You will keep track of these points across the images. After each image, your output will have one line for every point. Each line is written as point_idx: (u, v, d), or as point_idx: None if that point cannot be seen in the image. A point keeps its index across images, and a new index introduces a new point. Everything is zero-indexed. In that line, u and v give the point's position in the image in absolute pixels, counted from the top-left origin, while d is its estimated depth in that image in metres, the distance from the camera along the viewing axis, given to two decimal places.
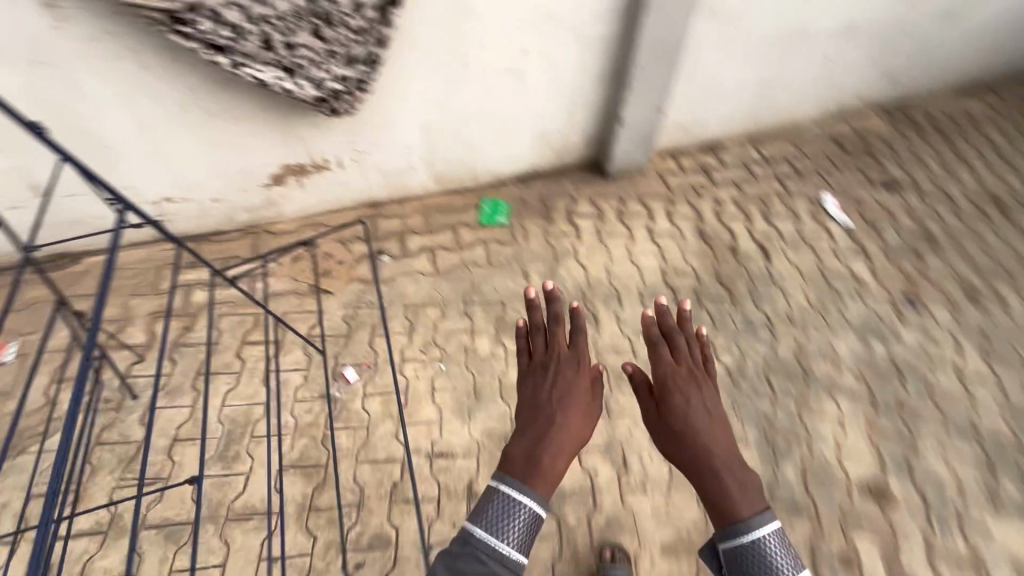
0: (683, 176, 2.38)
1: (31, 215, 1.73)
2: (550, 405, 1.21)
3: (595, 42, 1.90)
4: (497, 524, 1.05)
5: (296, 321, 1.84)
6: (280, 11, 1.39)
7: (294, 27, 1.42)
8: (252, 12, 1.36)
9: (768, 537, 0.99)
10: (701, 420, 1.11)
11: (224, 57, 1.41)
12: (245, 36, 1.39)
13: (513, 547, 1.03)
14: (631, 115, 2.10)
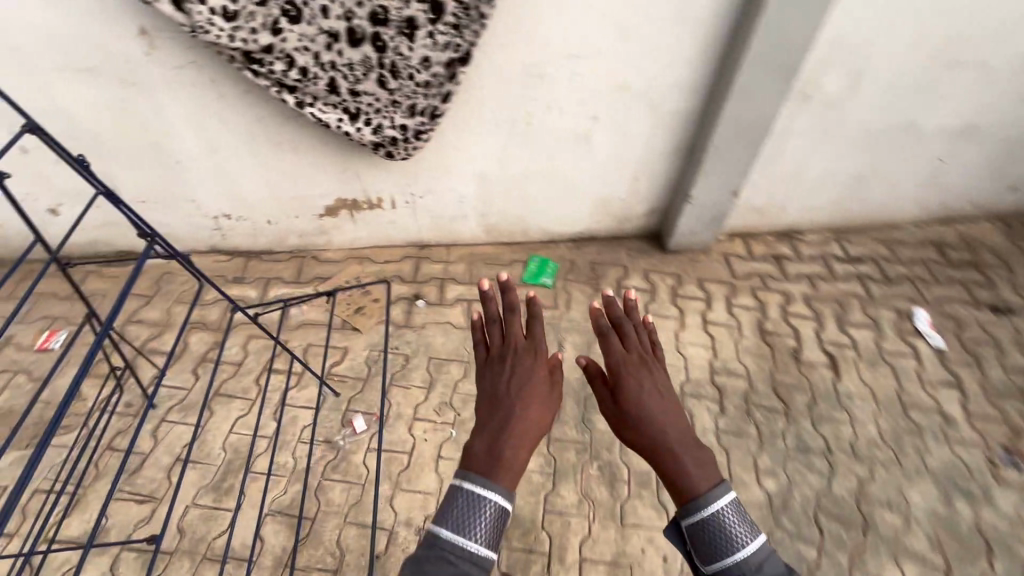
0: (750, 263, 2.21)
1: (102, 212, 1.84)
2: (508, 398, 1.06)
3: (673, 119, 1.77)
4: (462, 521, 0.92)
5: (319, 356, 1.82)
6: (349, 60, 1.39)
7: (361, 76, 1.43)
8: (323, 58, 1.38)
9: (725, 504, 0.91)
10: (653, 404, 1.00)
11: (291, 96, 1.44)
12: (312, 81, 1.41)
13: (481, 542, 0.91)
14: (700, 194, 1.96)
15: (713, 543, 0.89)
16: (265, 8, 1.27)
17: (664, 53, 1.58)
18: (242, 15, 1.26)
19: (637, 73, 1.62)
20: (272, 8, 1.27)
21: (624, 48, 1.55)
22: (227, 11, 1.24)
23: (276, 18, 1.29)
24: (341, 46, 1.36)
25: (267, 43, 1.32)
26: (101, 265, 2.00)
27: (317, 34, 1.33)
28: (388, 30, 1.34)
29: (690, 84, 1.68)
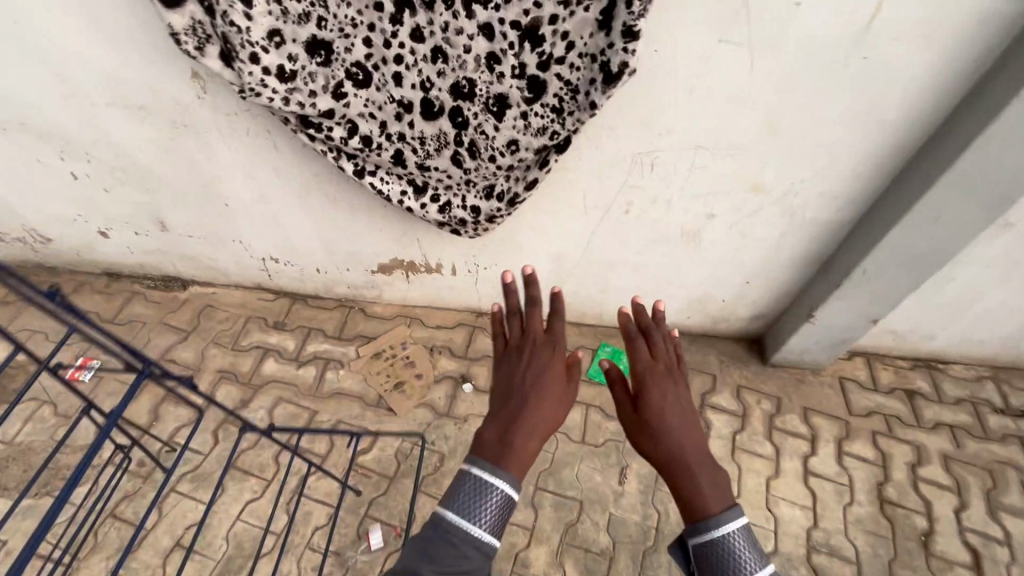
0: (874, 396, 1.79)
1: (150, 241, 1.73)
2: (523, 389, 0.87)
3: (809, 230, 1.40)
4: (468, 504, 0.73)
5: (346, 437, 1.61)
6: (421, 132, 1.13)
7: (433, 150, 1.16)
8: (391, 127, 1.13)
9: (735, 526, 0.72)
10: (676, 420, 0.82)
11: (350, 163, 1.21)
12: (375, 150, 1.16)
13: (489, 530, 0.73)
14: (827, 317, 1.56)
15: (707, 564, 0.71)
16: (329, 69, 1.03)
17: (822, 157, 1.21)
18: (300, 75, 1.03)
19: (778, 176, 1.26)
20: (338, 69, 1.03)
21: (769, 146, 1.19)
22: (283, 72, 1.01)
23: (340, 80, 1.05)
24: (413, 116, 1.10)
25: (327, 108, 1.08)
26: (149, 286, 1.92)
27: (387, 101, 1.08)
28: (472, 105, 1.06)
29: (845, 197, 1.30)
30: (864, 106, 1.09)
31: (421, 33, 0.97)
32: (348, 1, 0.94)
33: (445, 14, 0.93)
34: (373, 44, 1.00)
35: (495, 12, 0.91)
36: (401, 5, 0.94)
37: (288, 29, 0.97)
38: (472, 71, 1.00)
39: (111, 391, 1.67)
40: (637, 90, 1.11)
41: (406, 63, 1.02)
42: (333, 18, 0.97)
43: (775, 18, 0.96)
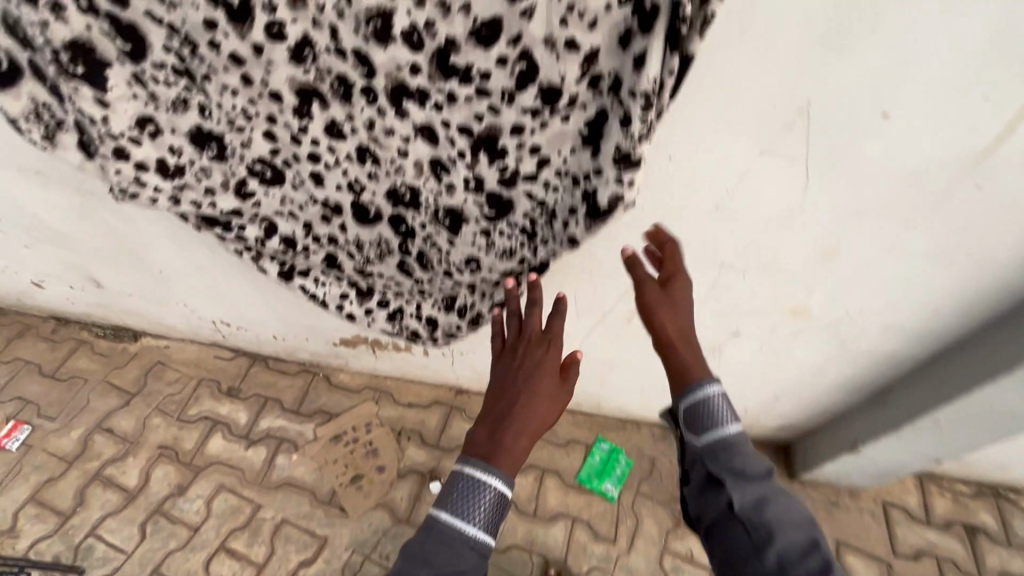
0: (924, 530, 1.48)
1: (88, 295, 1.53)
2: (514, 388, 0.71)
3: (864, 358, 1.10)
4: (462, 503, 0.64)
5: (289, 543, 1.40)
6: (356, 238, 0.86)
7: (373, 257, 0.89)
8: (318, 229, 0.86)
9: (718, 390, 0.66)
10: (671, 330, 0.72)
11: (273, 262, 0.95)
12: (302, 253, 0.90)
13: (485, 529, 0.64)
14: (879, 454, 1.24)
15: (688, 421, 0.67)
16: (226, 164, 0.76)
17: (892, 289, 0.90)
18: (189, 170, 0.76)
19: (829, 304, 0.95)
20: (236, 165, 0.76)
21: (818, 272, 0.89)
22: (166, 167, 0.75)
23: (243, 177, 0.78)
24: (345, 219, 0.83)
25: (231, 208, 0.82)
26: (97, 334, 1.73)
27: (308, 202, 0.81)
28: (418, 215, 0.78)
29: (917, 331, 1.00)
30: (960, 242, 0.79)
31: (340, 129, 0.68)
32: (233, 88, 0.66)
33: (367, 109, 0.65)
34: (278, 139, 0.72)
35: (435, 112, 0.63)
36: (306, 96, 0.65)
37: (163, 117, 0.70)
38: (413, 177, 0.72)
39: (39, 464, 1.50)
40: (645, 197, 0.81)
41: (326, 161, 0.73)
42: (219, 108, 0.69)
43: (846, 129, 0.66)
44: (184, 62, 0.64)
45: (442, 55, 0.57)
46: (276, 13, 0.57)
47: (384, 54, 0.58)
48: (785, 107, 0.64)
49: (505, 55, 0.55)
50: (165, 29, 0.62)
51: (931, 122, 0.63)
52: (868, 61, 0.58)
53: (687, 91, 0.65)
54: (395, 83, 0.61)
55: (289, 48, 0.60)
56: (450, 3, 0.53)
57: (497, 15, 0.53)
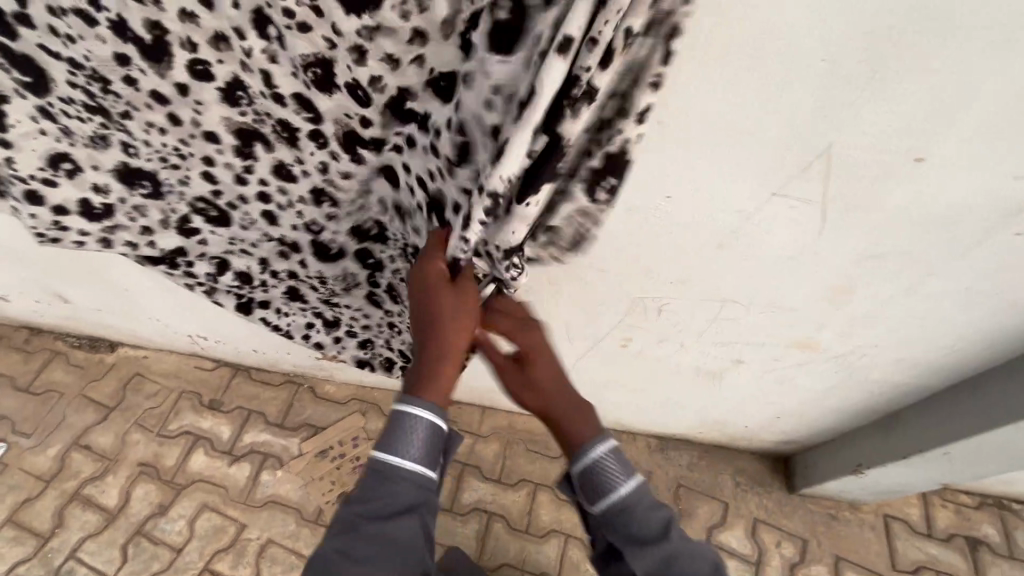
0: (925, 543, 1.45)
1: (56, 308, 1.45)
2: (427, 309, 0.60)
3: (872, 386, 1.04)
4: (388, 436, 0.58)
5: (275, 564, 1.36)
6: (319, 274, 0.78)
7: (340, 290, 0.81)
8: (276, 265, 0.77)
9: (605, 450, 0.61)
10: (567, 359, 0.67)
11: (228, 297, 0.82)
12: (259, 288, 0.81)
13: (422, 459, 0.58)
14: (883, 476, 1.20)
15: (584, 489, 0.62)
16: (164, 201, 0.67)
17: (903, 330, 0.83)
18: (120, 209, 0.68)
19: (839, 339, 0.88)
20: (177, 203, 0.67)
21: (828, 312, 0.82)
22: (91, 210, 0.67)
23: (186, 214, 0.69)
24: (306, 257, 0.76)
25: (174, 245, 0.73)
26: (72, 344, 1.65)
27: (262, 239, 0.73)
28: (386, 248, 0.76)
29: (928, 362, 0.93)
30: (986, 285, 0.71)
31: (289, 171, 0.62)
32: (161, 126, 0.58)
33: (318, 151, 0.59)
34: (220, 179, 0.64)
35: (396, 154, 0.58)
36: (246, 138, 0.58)
37: (82, 153, 0.62)
38: (378, 213, 0.70)
39: (15, 484, 1.46)
40: (641, 234, 0.72)
41: (279, 202, 0.67)
42: (146, 145, 0.61)
43: (870, 173, 0.57)
44: (96, 99, 0.56)
45: (398, 103, 0.52)
46: (198, 53, 0.51)
47: (330, 103, 0.53)
48: (803, 148, 0.55)
49: (462, 120, 0.49)
50: (67, 64, 0.54)
51: (962, 170, 0.55)
52: (900, 101, 0.49)
53: (691, 128, 0.55)
54: (347, 131, 0.56)
55: (220, 89, 0.54)
56: (399, 58, 0.47)
57: (454, 69, 0.47)
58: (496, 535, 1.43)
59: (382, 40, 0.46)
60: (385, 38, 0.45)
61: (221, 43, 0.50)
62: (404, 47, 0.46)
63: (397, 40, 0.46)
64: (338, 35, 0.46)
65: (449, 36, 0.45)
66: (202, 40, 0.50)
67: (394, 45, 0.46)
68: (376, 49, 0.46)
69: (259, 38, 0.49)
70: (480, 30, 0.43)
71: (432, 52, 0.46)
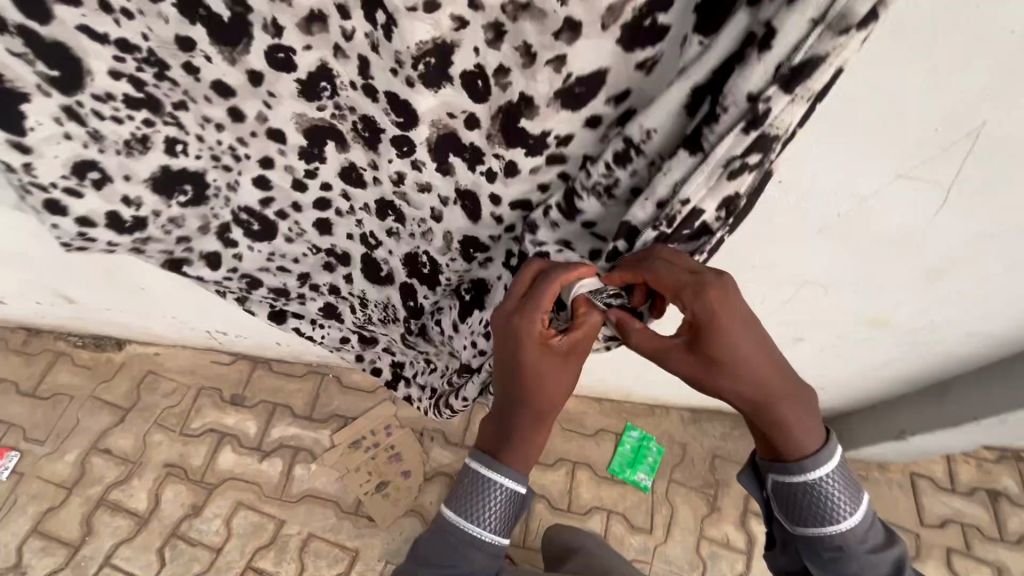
0: (950, 498, 1.50)
1: (61, 308, 1.36)
2: (520, 377, 0.54)
3: (930, 357, 1.03)
4: (469, 501, 0.57)
5: (321, 559, 1.35)
6: (362, 293, 0.72)
7: (377, 319, 0.75)
8: (319, 279, 0.70)
9: (830, 472, 0.52)
10: (763, 370, 0.50)
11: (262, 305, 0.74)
12: (295, 302, 0.73)
13: (497, 528, 0.58)
14: (926, 442, 1.22)
15: (790, 507, 0.55)
16: (205, 206, 0.60)
17: (988, 302, 0.82)
18: (154, 223, 0.58)
19: (915, 316, 0.87)
20: (220, 206, 0.60)
21: (921, 288, 0.79)
22: (120, 223, 0.56)
23: (227, 222, 0.62)
24: (352, 271, 0.69)
25: (212, 252, 0.65)
26: (75, 344, 1.55)
27: (307, 252, 0.66)
28: (431, 292, 0.68)
29: (999, 334, 0.92)
30: None
31: (360, 175, 0.56)
32: (218, 122, 0.51)
33: (399, 159, 0.52)
34: (273, 185, 0.58)
35: (486, 179, 0.51)
36: (319, 136, 0.53)
37: (113, 161, 0.52)
38: (438, 250, 0.62)
39: (35, 493, 1.40)
40: (761, 207, 0.65)
41: (338, 207, 0.61)
42: (198, 142, 0.53)
43: (1012, 153, 0.53)
44: (144, 89, 0.48)
45: (511, 117, 0.45)
46: (282, 37, 0.44)
47: (434, 99, 0.46)
48: (949, 129, 0.52)
49: (599, 115, 0.44)
50: (113, 48, 0.45)
51: None
52: None
53: (846, 108, 0.51)
54: (445, 133, 0.49)
55: (299, 81, 0.47)
56: (537, 54, 0.40)
57: (605, 66, 0.40)
58: (537, 515, 1.44)
59: (528, 25, 0.38)
60: (531, 23, 0.38)
61: (314, 24, 0.43)
62: (549, 41, 0.39)
63: (542, 30, 0.38)
64: (475, 10, 0.39)
65: (610, 26, 0.37)
66: (291, 23, 0.42)
67: (537, 33, 0.39)
68: (515, 35, 0.39)
69: (366, 19, 0.42)
70: (661, 11, 0.36)
71: (580, 52, 0.39)
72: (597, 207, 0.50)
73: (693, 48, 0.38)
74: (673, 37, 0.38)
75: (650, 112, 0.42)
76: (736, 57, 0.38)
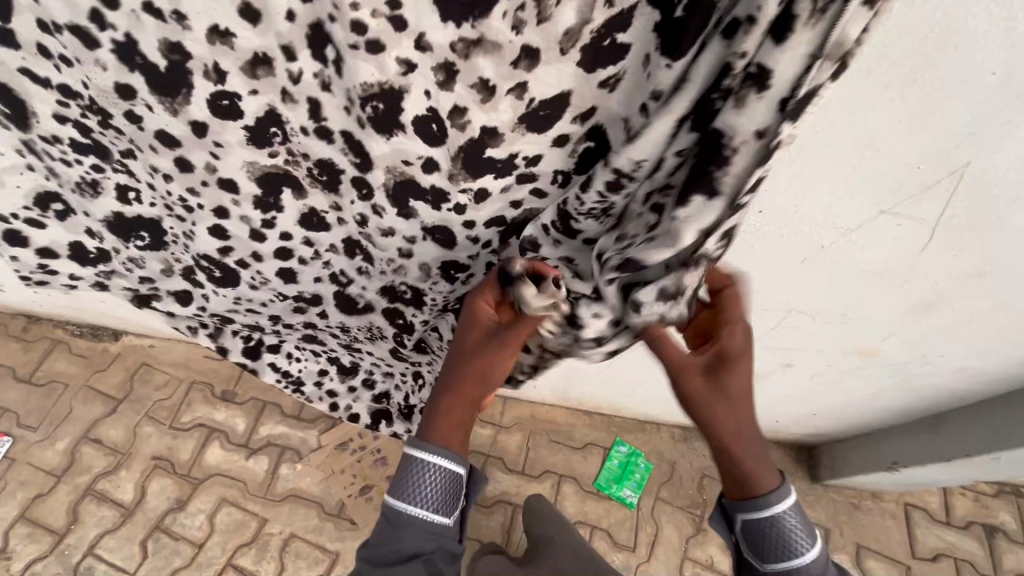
0: (944, 529, 1.46)
1: (59, 299, 1.39)
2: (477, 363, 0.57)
3: (922, 389, 1.01)
4: (407, 483, 0.55)
5: (301, 559, 1.35)
6: (341, 325, 0.71)
7: (362, 338, 0.74)
8: (290, 320, 0.71)
9: (789, 504, 0.51)
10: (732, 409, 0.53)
11: (236, 338, 0.76)
12: (273, 334, 0.75)
13: (438, 510, 0.55)
14: (917, 473, 1.18)
15: (753, 545, 0.53)
16: (164, 250, 0.64)
17: (981, 338, 0.79)
18: (116, 257, 0.66)
19: (902, 349, 0.85)
20: (179, 252, 0.63)
21: (908, 324, 0.78)
22: (85, 254, 0.66)
23: (190, 265, 0.65)
24: (325, 308, 0.69)
25: (179, 291, 0.69)
26: (74, 333, 1.57)
27: (274, 297, 0.67)
28: (420, 312, 0.67)
29: (993, 371, 0.90)
30: None
31: (322, 219, 0.57)
32: (167, 171, 0.52)
33: (360, 203, 0.53)
34: (231, 234, 0.57)
35: (455, 212, 0.51)
36: (273, 183, 0.52)
37: (70, 197, 0.59)
38: (416, 279, 0.62)
39: (24, 479, 1.41)
40: (747, 233, 0.63)
41: (301, 256, 0.61)
42: (149, 189, 0.56)
43: (1002, 195, 0.52)
44: (90, 134, 0.52)
45: (476, 150, 0.44)
46: (225, 84, 0.43)
47: (388, 145, 0.46)
48: (939, 165, 0.50)
49: (568, 133, 0.43)
50: (56, 92, 0.48)
51: None
52: None
53: (826, 142, 0.49)
54: (403, 181, 0.49)
55: (247, 127, 0.47)
56: (496, 86, 0.39)
57: (566, 89, 0.40)
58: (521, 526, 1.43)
59: (482, 59, 0.38)
60: (484, 57, 0.38)
61: (258, 68, 0.42)
62: (507, 71, 0.38)
63: (498, 61, 0.38)
64: (423, 52, 0.38)
65: (569, 50, 0.37)
66: (233, 67, 0.42)
67: (494, 67, 0.38)
68: (469, 72, 0.39)
69: (313, 58, 0.42)
70: (619, 32, 0.36)
71: (541, 78, 0.39)
72: (595, 226, 0.49)
73: (662, 70, 0.37)
74: (632, 55, 0.37)
75: (638, 145, 0.40)
76: (717, 88, 0.36)
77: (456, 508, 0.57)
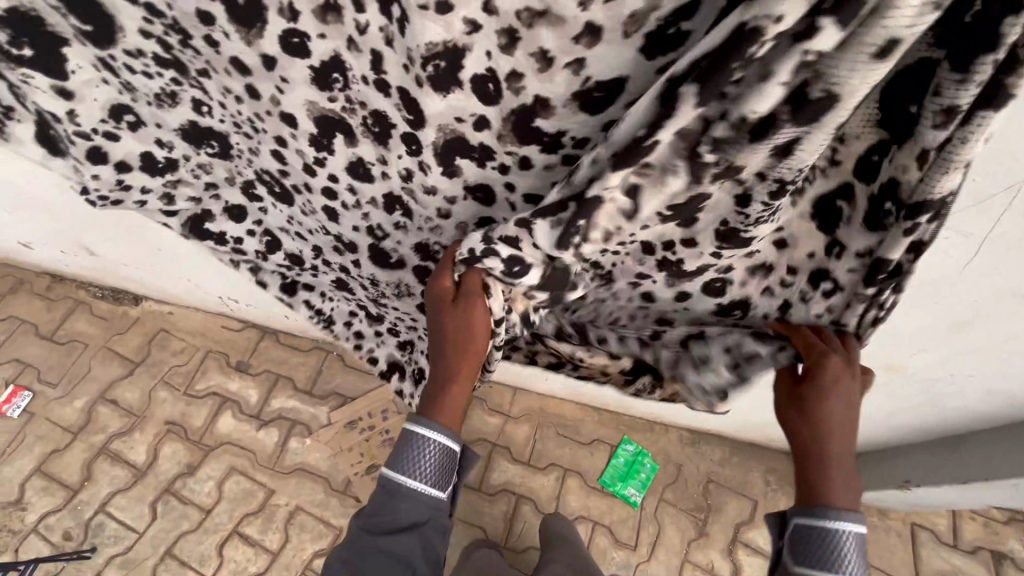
0: (951, 553, 1.44)
1: (84, 261, 1.41)
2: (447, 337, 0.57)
3: (945, 408, 0.99)
4: (403, 456, 0.56)
5: (304, 532, 1.37)
6: (370, 276, 0.72)
7: (389, 294, 0.74)
8: (329, 258, 0.74)
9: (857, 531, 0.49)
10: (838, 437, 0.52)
11: (273, 276, 0.81)
12: (311, 272, 0.79)
13: (434, 483, 0.56)
14: (928, 494, 1.16)
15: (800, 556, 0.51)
16: (231, 161, 0.66)
17: (1013, 361, 0.77)
18: (184, 165, 0.68)
19: (932, 366, 0.83)
20: (242, 166, 0.66)
21: (942, 340, 0.76)
22: (154, 163, 0.67)
23: (250, 179, 0.68)
24: (359, 257, 0.70)
25: (236, 205, 0.73)
26: (95, 295, 1.59)
27: (319, 230, 0.69)
28: None
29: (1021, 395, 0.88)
30: None
31: (368, 170, 0.56)
32: (238, 94, 0.54)
33: (408, 157, 0.53)
34: (289, 161, 0.60)
35: (498, 171, 0.50)
36: (329, 126, 0.53)
37: (144, 109, 0.60)
38: (451, 241, 0.61)
39: (42, 434, 1.45)
40: None
41: (345, 200, 0.62)
42: (220, 107, 0.58)
43: None
44: (171, 51, 0.52)
45: (526, 117, 0.44)
46: (296, 22, 0.44)
47: (443, 102, 0.45)
48: (994, 181, 0.48)
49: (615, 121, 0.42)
50: (142, 10, 0.48)
51: None
52: None
53: None
54: (451, 138, 0.48)
55: (313, 68, 0.47)
56: (554, 59, 0.39)
57: (625, 74, 0.39)
58: (523, 517, 1.44)
59: (545, 29, 0.37)
60: (548, 29, 0.37)
61: (328, 14, 0.43)
62: (568, 46, 0.38)
63: (561, 35, 0.37)
64: (490, 14, 0.38)
65: (632, 34, 0.36)
66: (306, 10, 0.43)
67: (556, 40, 0.37)
68: (531, 39, 0.38)
69: (380, 12, 0.41)
70: (684, 20, 0.35)
71: (601, 55, 0.38)
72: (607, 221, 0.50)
73: None
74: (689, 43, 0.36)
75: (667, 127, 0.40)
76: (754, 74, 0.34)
77: (452, 481, 0.58)
